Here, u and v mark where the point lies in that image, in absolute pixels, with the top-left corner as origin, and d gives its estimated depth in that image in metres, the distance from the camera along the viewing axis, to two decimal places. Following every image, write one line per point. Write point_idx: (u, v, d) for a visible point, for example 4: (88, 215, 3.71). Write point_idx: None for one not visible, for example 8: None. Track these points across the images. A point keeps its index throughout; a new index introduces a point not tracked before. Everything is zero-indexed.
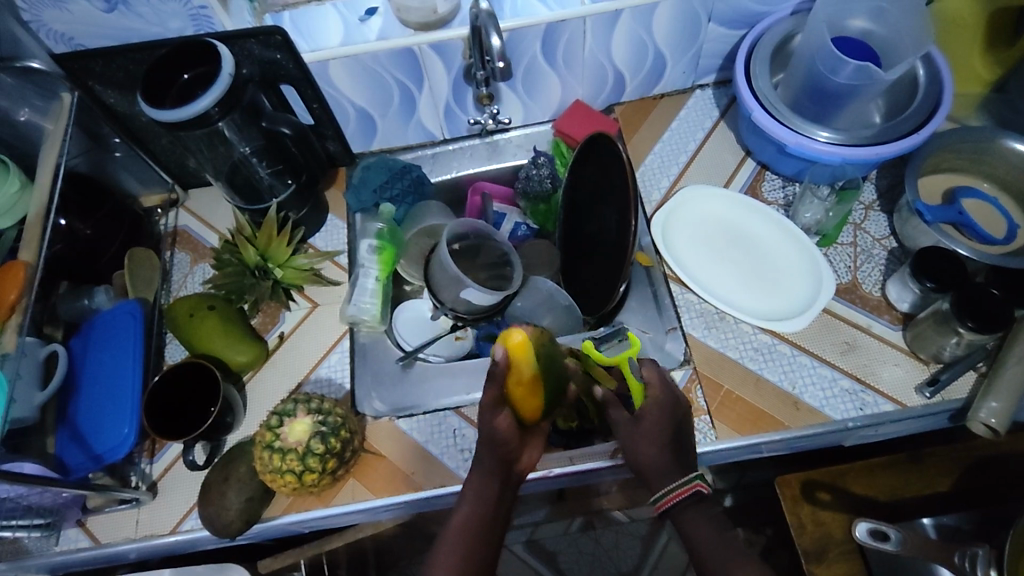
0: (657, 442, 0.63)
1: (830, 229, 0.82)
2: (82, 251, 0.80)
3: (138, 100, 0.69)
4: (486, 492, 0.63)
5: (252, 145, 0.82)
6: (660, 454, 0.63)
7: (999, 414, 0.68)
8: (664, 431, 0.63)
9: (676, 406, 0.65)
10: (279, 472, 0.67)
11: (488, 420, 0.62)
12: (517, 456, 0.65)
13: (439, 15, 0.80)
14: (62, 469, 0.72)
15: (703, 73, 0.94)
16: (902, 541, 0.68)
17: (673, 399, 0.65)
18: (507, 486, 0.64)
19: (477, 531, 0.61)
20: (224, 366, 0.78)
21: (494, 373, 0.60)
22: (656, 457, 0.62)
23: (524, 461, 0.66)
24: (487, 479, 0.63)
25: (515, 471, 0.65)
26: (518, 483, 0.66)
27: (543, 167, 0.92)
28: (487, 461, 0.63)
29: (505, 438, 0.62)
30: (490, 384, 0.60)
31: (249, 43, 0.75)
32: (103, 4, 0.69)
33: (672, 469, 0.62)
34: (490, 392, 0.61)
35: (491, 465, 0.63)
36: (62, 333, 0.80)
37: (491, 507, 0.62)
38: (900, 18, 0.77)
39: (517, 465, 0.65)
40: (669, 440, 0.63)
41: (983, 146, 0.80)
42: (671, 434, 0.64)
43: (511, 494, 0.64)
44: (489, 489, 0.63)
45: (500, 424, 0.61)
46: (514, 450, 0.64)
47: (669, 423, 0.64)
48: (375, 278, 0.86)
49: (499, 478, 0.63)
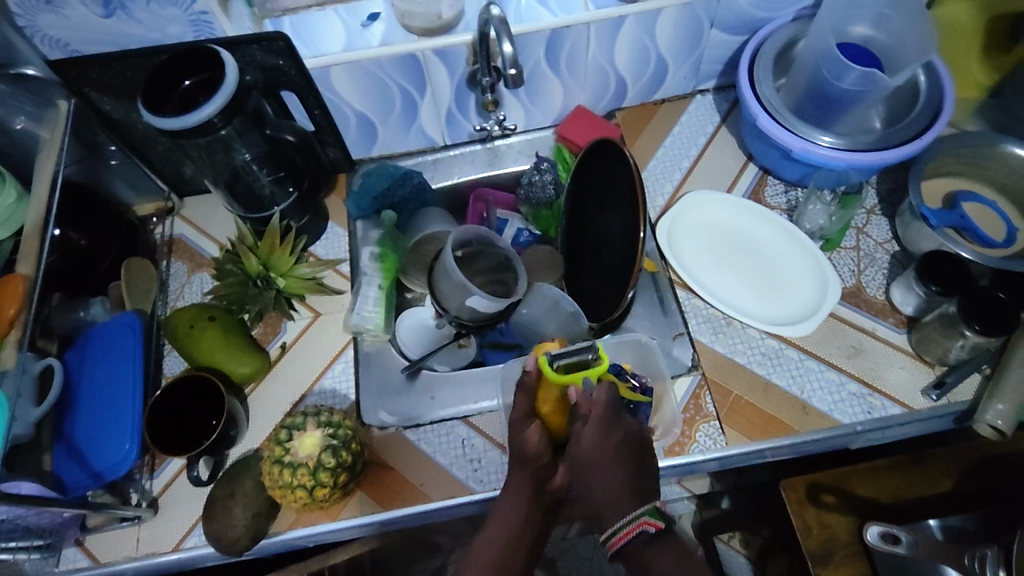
0: (606, 470, 0.58)
1: (833, 234, 0.83)
2: (76, 261, 0.78)
3: (139, 107, 0.68)
4: (514, 516, 0.61)
5: (254, 151, 0.80)
6: (610, 480, 0.58)
7: (1006, 415, 0.68)
8: (608, 455, 0.59)
9: (622, 431, 0.60)
10: (289, 487, 0.66)
11: (519, 436, 0.63)
12: (546, 477, 0.63)
13: (443, 20, 0.79)
14: (59, 487, 0.70)
15: (704, 78, 0.94)
16: (914, 543, 0.70)
17: (615, 417, 0.60)
18: (535, 508, 0.62)
19: (500, 557, 0.60)
20: (226, 378, 0.77)
21: (523, 384, 0.64)
22: (606, 487, 0.58)
23: (556, 481, 0.63)
24: (515, 502, 0.62)
25: (546, 493, 0.63)
26: (548, 504, 0.64)
27: (547, 173, 0.92)
28: (518, 481, 0.63)
29: (537, 455, 0.62)
30: (522, 395, 0.64)
31: (251, 49, 0.74)
32: (101, 9, 0.68)
33: (627, 503, 0.57)
34: (522, 404, 0.64)
35: (520, 485, 0.62)
36: (56, 347, 0.78)
37: (515, 532, 0.61)
38: (901, 24, 0.78)
39: (548, 486, 0.63)
40: (624, 464, 0.59)
41: (983, 151, 0.81)
42: (625, 459, 0.60)
43: (540, 517, 0.63)
44: (516, 512, 0.61)
45: (532, 439, 0.62)
46: (543, 468, 0.63)
47: (619, 446, 0.60)
48: (378, 286, 0.85)
49: (527, 497, 0.62)
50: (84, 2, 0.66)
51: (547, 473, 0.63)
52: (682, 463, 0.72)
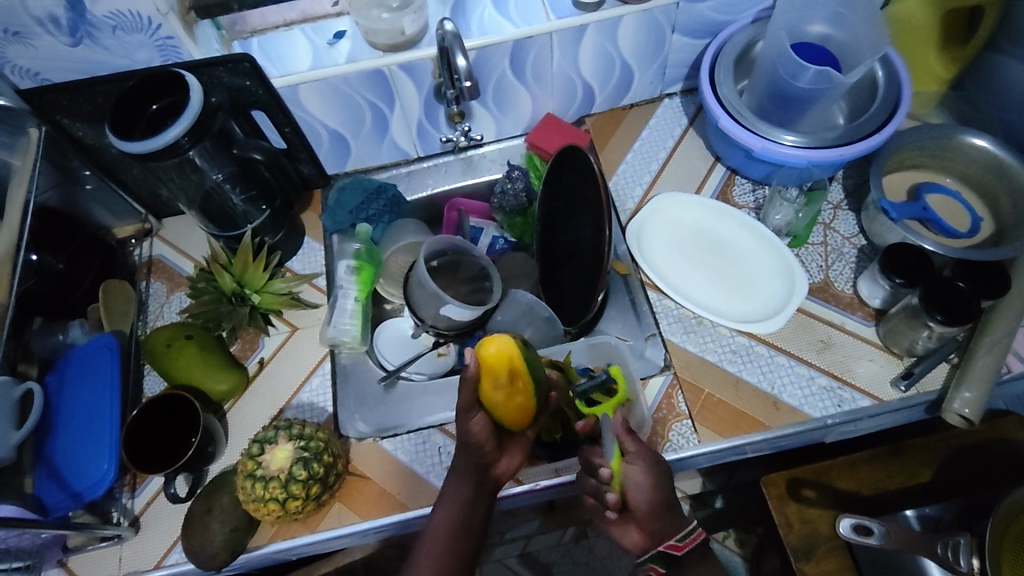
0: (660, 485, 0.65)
1: (801, 231, 0.84)
2: (54, 286, 0.79)
3: (107, 133, 0.69)
4: (460, 500, 0.64)
5: (225, 171, 0.81)
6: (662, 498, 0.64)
7: (973, 404, 0.69)
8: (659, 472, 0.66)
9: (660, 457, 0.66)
10: (262, 501, 0.67)
11: (463, 422, 0.63)
12: (491, 463, 0.65)
13: (406, 36, 0.81)
14: (40, 509, 0.71)
15: (670, 82, 0.96)
16: (886, 533, 0.68)
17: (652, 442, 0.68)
18: (482, 492, 0.65)
19: (450, 544, 0.62)
20: (205, 397, 0.77)
21: (465, 378, 0.61)
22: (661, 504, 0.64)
23: (501, 468, 0.66)
24: (463, 484, 0.64)
25: (491, 477, 0.66)
26: (493, 490, 0.66)
27: (518, 181, 0.93)
28: (462, 463, 0.65)
29: (477, 443, 0.63)
30: (464, 388, 0.62)
31: (217, 70, 0.76)
32: (68, 38, 0.69)
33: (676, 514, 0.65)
34: (462, 395, 0.62)
35: (464, 468, 0.65)
36: (36, 370, 0.79)
37: (463, 515, 0.63)
38: (856, 23, 0.79)
39: (493, 471, 0.66)
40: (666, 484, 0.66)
41: (945, 143, 0.82)
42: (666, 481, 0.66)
43: (486, 499, 0.65)
44: (462, 494, 0.64)
45: (475, 428, 0.63)
46: (488, 455, 0.64)
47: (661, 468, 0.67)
48: (354, 298, 0.86)
49: (471, 482, 0.64)
50: (50, 32, 0.68)
51: (494, 461, 0.66)
52: None
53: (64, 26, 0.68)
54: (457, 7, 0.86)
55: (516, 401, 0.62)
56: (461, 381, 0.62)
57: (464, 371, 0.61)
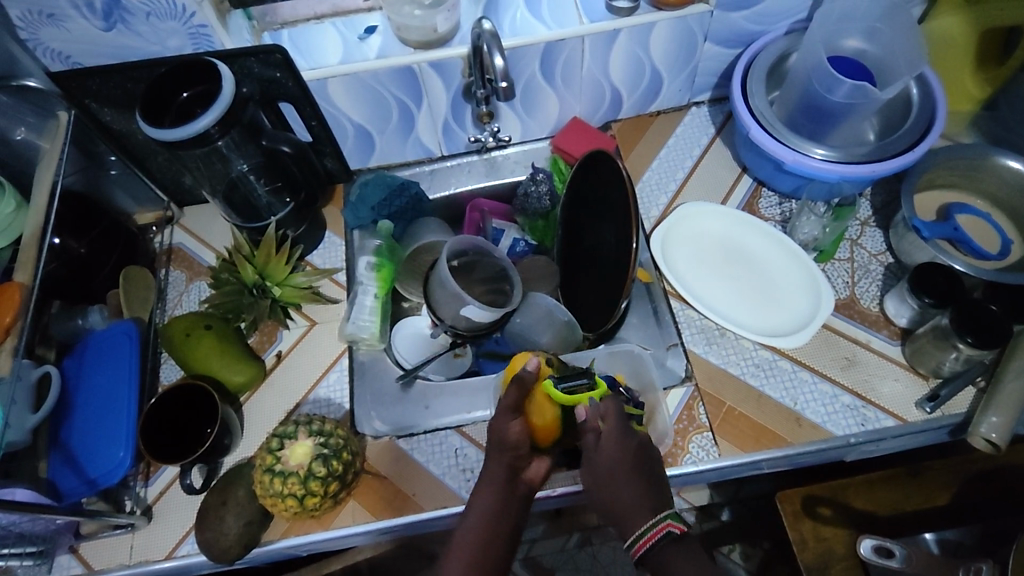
0: (623, 480, 0.61)
1: (827, 245, 0.83)
2: (76, 269, 0.78)
3: (137, 119, 0.69)
4: (488, 505, 0.62)
5: (250, 161, 0.81)
6: (619, 497, 0.61)
7: (1000, 428, 0.68)
8: (622, 467, 0.62)
9: (638, 441, 0.63)
10: (280, 497, 0.66)
11: (503, 424, 0.63)
12: (523, 465, 0.64)
13: (438, 34, 0.80)
14: (55, 494, 0.71)
15: (699, 90, 0.95)
16: (907, 557, 0.67)
17: (629, 429, 0.63)
18: (512, 497, 0.63)
19: (478, 547, 0.60)
20: (222, 387, 0.77)
21: (520, 380, 0.64)
22: (623, 493, 0.61)
23: (531, 472, 0.64)
24: (494, 486, 0.63)
25: (522, 483, 0.64)
26: (526, 496, 0.64)
27: (543, 184, 0.93)
28: (494, 468, 0.64)
29: (514, 445, 0.63)
30: (514, 388, 0.63)
31: (249, 61, 0.75)
32: (102, 23, 0.69)
33: (644, 507, 0.61)
34: (510, 398, 0.63)
35: (497, 472, 0.63)
36: (53, 354, 0.79)
37: (493, 520, 0.61)
38: (892, 38, 0.79)
39: (522, 476, 0.64)
40: (634, 477, 0.62)
41: (977, 163, 0.82)
42: (635, 474, 0.62)
43: (518, 506, 0.63)
44: (493, 498, 0.62)
45: (513, 431, 0.63)
46: (522, 457, 0.64)
47: (631, 462, 0.62)
48: (374, 295, 0.85)
49: (503, 486, 0.63)
50: (84, 16, 0.68)
51: (523, 464, 0.64)
52: (674, 474, 0.72)
53: (99, 10, 0.67)
54: (489, 6, 0.86)
55: (533, 416, 0.64)
56: (513, 381, 0.64)
57: (525, 373, 0.64)
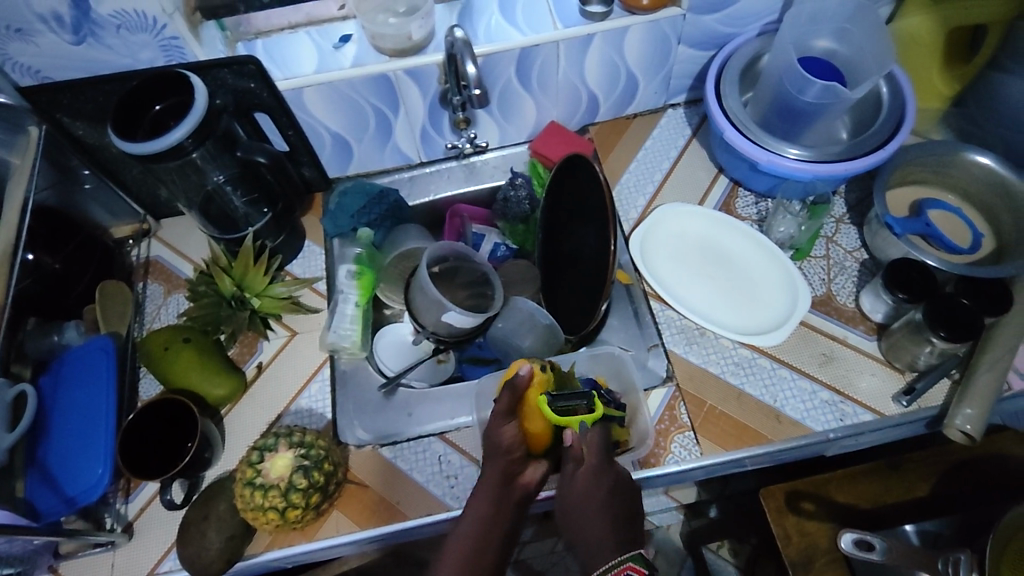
0: (594, 511, 0.61)
1: (803, 244, 0.84)
2: (50, 285, 0.77)
3: (109, 133, 0.68)
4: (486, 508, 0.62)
5: (227, 172, 0.80)
6: (587, 528, 0.60)
7: (974, 420, 0.69)
8: (594, 499, 0.61)
9: (615, 476, 0.63)
10: (261, 509, 0.66)
11: (496, 427, 0.65)
12: (517, 469, 0.64)
13: (413, 41, 0.81)
14: (32, 513, 0.69)
15: (674, 93, 0.96)
16: (887, 550, 0.68)
17: (609, 465, 0.63)
18: (508, 501, 0.62)
19: (469, 553, 0.60)
20: (202, 401, 0.76)
21: (512, 386, 0.65)
22: (589, 527, 0.60)
23: (528, 477, 0.64)
24: (490, 489, 0.62)
25: (518, 488, 0.63)
26: (519, 504, 0.63)
27: (521, 188, 0.93)
28: (489, 474, 0.64)
29: (507, 449, 0.64)
30: (507, 394, 0.65)
31: (222, 72, 0.75)
32: (72, 36, 0.68)
33: (609, 546, 0.59)
34: (503, 402, 0.65)
35: (492, 477, 0.63)
36: (30, 372, 0.77)
37: (486, 526, 0.61)
38: (863, 38, 0.80)
39: (519, 480, 0.63)
40: (603, 511, 0.61)
41: (947, 159, 0.83)
42: (604, 508, 0.61)
43: (513, 513, 0.62)
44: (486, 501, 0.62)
45: (506, 435, 0.64)
46: (515, 462, 0.64)
47: (605, 496, 0.62)
48: (354, 303, 0.85)
49: (496, 488, 0.62)
50: (53, 30, 0.67)
51: (518, 470, 0.64)
52: (656, 475, 0.73)
53: (68, 23, 0.67)
54: (464, 13, 0.86)
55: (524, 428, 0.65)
56: (506, 386, 0.66)
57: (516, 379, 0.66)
